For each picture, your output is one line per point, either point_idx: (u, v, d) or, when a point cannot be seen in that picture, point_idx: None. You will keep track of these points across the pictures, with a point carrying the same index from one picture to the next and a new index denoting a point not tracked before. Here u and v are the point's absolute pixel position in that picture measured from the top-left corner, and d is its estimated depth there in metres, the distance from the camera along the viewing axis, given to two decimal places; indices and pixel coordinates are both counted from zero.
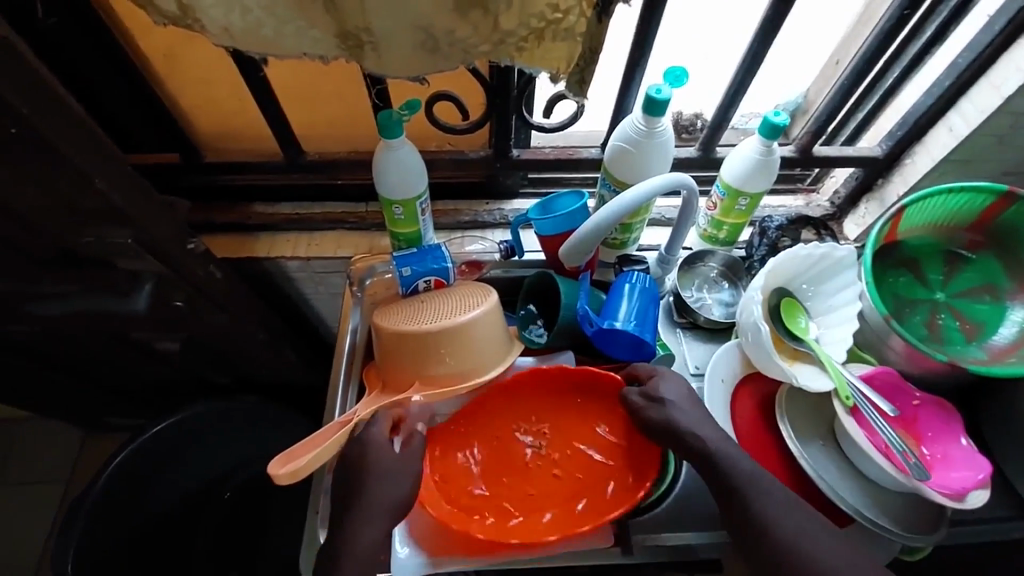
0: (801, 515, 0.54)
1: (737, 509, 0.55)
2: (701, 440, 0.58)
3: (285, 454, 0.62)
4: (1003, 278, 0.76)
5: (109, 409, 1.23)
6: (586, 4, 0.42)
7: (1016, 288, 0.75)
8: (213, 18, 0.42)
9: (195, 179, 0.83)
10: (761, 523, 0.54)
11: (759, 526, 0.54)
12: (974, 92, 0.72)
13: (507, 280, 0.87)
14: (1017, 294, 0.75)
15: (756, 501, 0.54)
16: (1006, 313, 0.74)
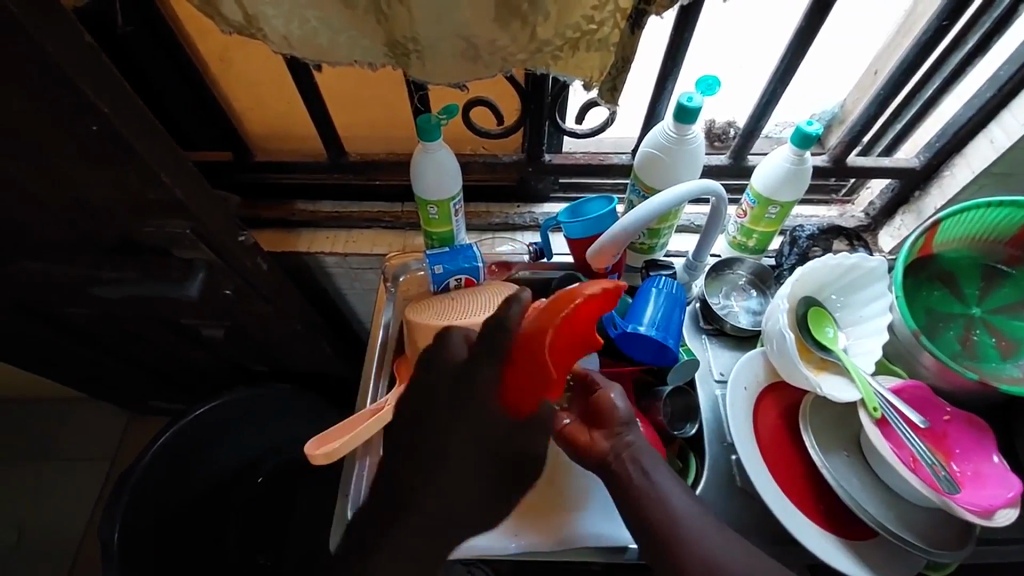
0: (711, 535, 0.59)
1: (659, 518, 0.59)
2: (629, 445, 0.63)
3: (321, 435, 0.67)
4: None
5: (156, 393, 1.30)
6: (620, 16, 0.44)
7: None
8: (275, 27, 0.45)
9: (246, 177, 0.89)
10: (673, 539, 0.58)
11: (675, 526, 0.59)
12: (1016, 104, 0.71)
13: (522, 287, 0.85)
14: None
15: (661, 510, 0.59)
16: None
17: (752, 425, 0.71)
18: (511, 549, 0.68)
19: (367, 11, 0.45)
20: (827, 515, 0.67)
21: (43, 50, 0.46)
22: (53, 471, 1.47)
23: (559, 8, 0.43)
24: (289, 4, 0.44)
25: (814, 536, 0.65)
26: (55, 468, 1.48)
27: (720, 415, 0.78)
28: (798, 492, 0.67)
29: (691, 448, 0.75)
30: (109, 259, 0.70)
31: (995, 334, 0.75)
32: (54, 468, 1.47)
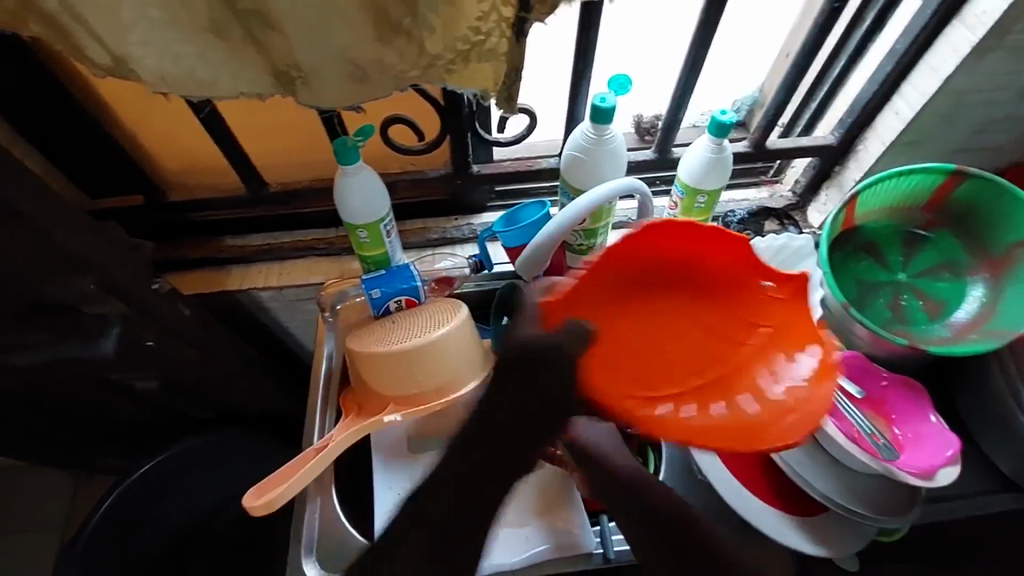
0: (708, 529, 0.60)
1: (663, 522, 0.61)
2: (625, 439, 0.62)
3: (258, 486, 0.63)
4: (961, 257, 0.78)
5: (101, 452, 1.22)
6: (506, 24, 0.43)
7: (974, 264, 0.77)
8: (146, 66, 0.42)
9: (164, 219, 0.85)
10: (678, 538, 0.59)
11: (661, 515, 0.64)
12: (914, 76, 0.74)
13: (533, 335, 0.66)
14: (978, 268, 0.77)
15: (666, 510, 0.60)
16: (966, 289, 0.76)
17: None
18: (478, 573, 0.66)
19: (243, 40, 0.43)
20: (779, 495, 0.68)
21: None
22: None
23: (443, 22, 0.42)
24: (157, 39, 0.41)
25: (767, 518, 0.66)
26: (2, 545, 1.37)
27: None
28: (748, 475, 0.68)
29: (648, 443, 0.77)
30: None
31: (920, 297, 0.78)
32: None
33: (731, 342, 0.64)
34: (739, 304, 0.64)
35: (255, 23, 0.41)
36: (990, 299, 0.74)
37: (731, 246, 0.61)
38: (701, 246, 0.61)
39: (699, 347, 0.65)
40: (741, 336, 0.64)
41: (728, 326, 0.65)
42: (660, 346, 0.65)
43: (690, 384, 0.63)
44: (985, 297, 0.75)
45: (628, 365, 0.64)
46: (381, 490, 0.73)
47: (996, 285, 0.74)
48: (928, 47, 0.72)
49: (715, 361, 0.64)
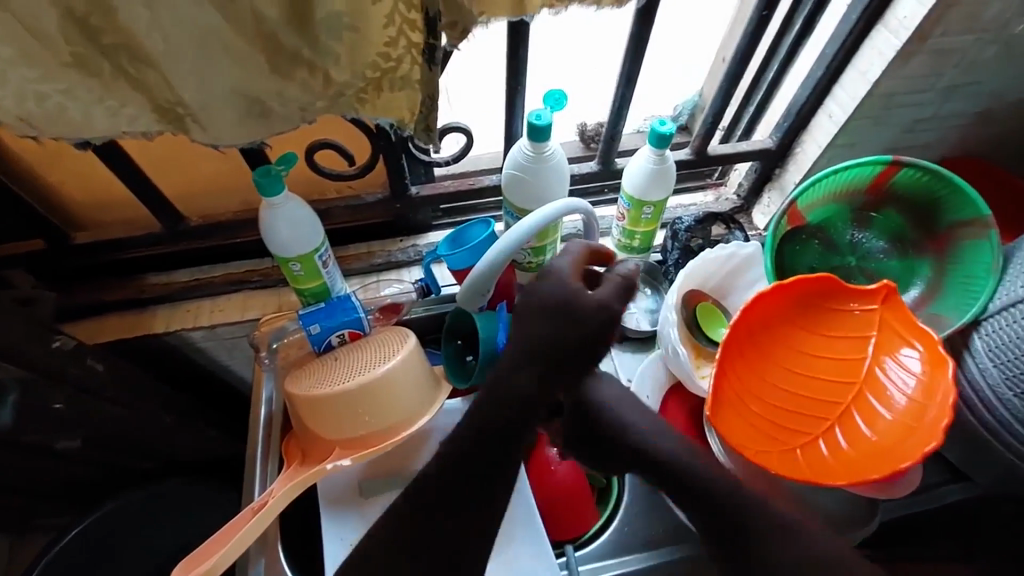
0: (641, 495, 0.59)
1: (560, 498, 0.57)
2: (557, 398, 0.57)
3: (189, 556, 0.59)
4: (907, 232, 0.78)
5: (27, 517, 1.10)
6: (417, 50, 0.39)
7: (919, 239, 0.78)
8: (5, 108, 0.36)
9: (73, 262, 0.77)
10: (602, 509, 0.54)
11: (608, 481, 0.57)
12: (844, 79, 0.75)
13: (569, 299, 0.55)
14: (923, 246, 0.77)
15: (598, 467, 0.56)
16: (912, 267, 0.78)
17: None
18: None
19: (117, 76, 0.38)
20: None
21: None
22: None
23: (348, 48, 0.38)
24: (9, 80, 0.35)
25: None
26: None
27: None
28: None
29: None
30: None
31: (870, 276, 0.80)
32: None
33: (843, 362, 0.67)
34: (838, 325, 0.68)
35: (126, 57, 0.37)
36: (932, 277, 0.76)
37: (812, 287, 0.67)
38: (769, 301, 0.66)
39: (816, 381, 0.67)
40: (849, 354, 0.67)
41: (849, 354, 0.67)
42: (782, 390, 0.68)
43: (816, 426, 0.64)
44: (929, 275, 0.76)
45: (744, 411, 0.65)
46: (332, 545, 0.67)
47: (939, 263, 0.75)
48: (855, 51, 0.72)
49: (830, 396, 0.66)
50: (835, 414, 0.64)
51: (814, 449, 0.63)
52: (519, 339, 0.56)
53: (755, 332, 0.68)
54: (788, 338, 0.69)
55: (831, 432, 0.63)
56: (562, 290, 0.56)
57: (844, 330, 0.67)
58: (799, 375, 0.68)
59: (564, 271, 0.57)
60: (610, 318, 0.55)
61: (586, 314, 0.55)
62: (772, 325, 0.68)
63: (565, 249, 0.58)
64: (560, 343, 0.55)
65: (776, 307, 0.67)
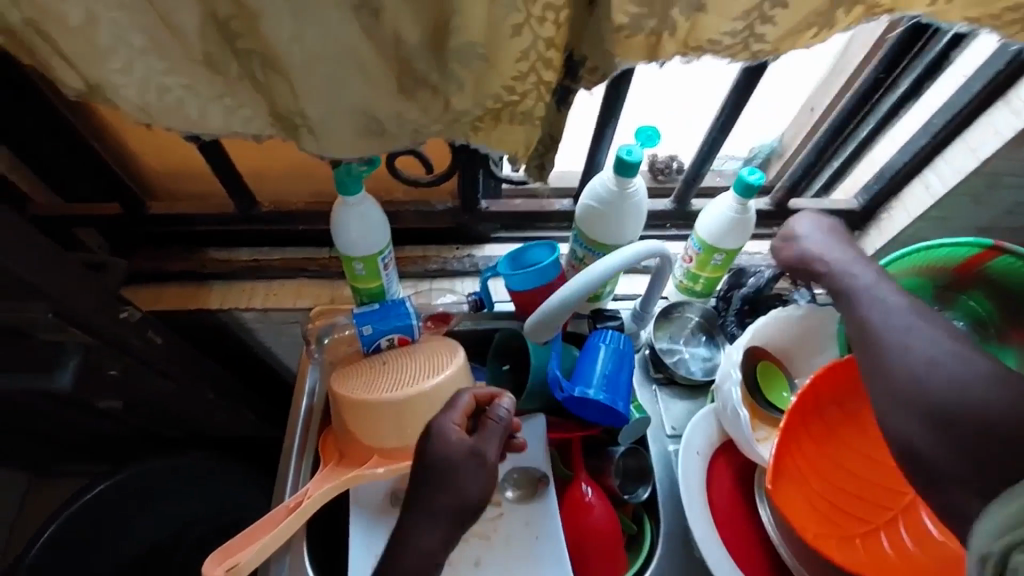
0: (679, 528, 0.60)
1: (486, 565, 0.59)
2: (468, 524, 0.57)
3: (223, 547, 0.58)
4: (991, 318, 0.74)
5: (57, 460, 1.12)
6: (545, 88, 0.38)
7: (1005, 327, 0.73)
8: (125, 97, 0.36)
9: (143, 230, 0.78)
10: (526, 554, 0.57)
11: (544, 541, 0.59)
12: (949, 152, 0.71)
13: (443, 455, 0.56)
14: (1008, 335, 0.73)
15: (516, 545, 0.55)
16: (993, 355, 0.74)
17: (706, 494, 0.67)
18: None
19: (242, 78, 0.37)
20: None
21: None
22: None
23: (475, 78, 0.37)
24: (140, 69, 0.36)
25: None
26: None
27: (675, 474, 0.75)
28: (754, 564, 0.65)
29: (646, 509, 0.74)
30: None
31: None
32: None
33: None
34: None
35: (258, 63, 0.35)
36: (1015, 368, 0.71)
37: None
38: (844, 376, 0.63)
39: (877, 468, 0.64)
40: None
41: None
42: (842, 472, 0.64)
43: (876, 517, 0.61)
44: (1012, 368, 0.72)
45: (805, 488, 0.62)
46: (359, 554, 0.67)
47: None
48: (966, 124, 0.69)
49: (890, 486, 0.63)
50: (898, 506, 0.62)
51: (873, 542, 0.60)
52: (411, 501, 0.56)
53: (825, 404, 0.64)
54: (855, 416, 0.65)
55: (891, 525, 0.61)
56: (441, 443, 0.57)
57: None
58: (864, 457, 0.65)
59: (446, 423, 0.59)
60: (480, 468, 0.56)
61: (451, 466, 0.56)
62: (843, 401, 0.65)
63: (451, 402, 0.61)
64: (433, 503, 0.55)
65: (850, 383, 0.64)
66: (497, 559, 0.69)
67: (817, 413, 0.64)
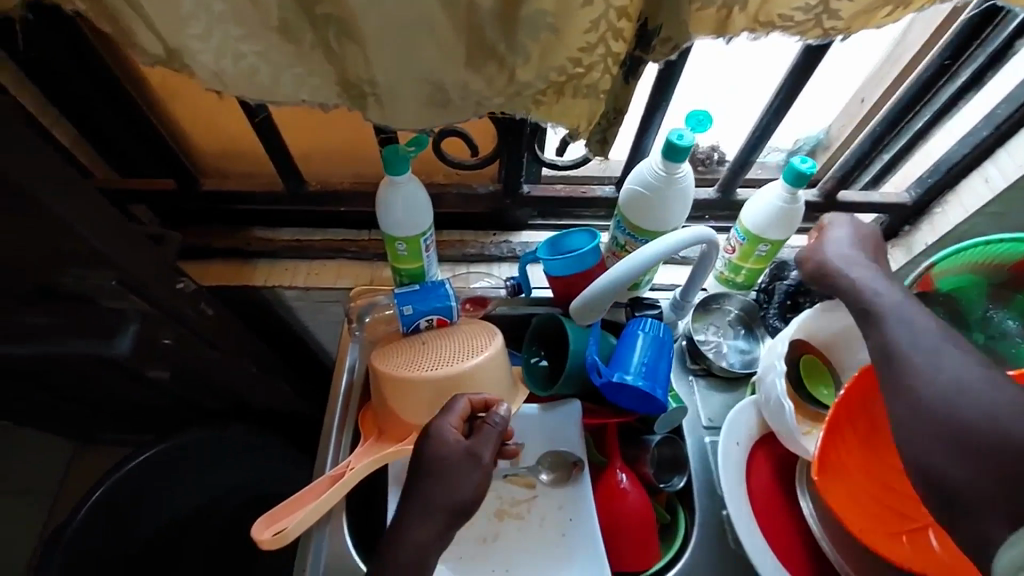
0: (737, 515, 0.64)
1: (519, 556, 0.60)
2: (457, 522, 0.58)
3: (269, 513, 0.60)
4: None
5: (104, 428, 1.17)
6: (612, 60, 0.37)
7: None
8: (202, 63, 0.37)
9: (194, 205, 0.81)
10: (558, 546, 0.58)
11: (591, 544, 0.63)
12: (1013, 144, 0.68)
13: (436, 455, 0.58)
14: None
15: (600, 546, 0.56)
16: None
17: (745, 486, 0.67)
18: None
19: (315, 47, 0.38)
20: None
21: None
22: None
23: (541, 49, 0.37)
24: (217, 35, 0.37)
25: None
26: None
27: (710, 466, 0.74)
28: (791, 555, 0.65)
29: (680, 500, 0.74)
30: (15, 315, 0.58)
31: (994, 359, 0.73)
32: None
33: None
34: None
35: (334, 30, 0.36)
36: None
37: None
38: None
39: None
40: None
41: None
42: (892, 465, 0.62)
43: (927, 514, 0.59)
44: None
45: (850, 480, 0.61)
46: None
47: None
48: None
49: None
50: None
51: (923, 538, 0.58)
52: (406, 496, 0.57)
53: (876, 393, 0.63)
54: None
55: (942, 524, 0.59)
56: (438, 443, 0.59)
57: None
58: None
59: (444, 424, 0.60)
60: (475, 469, 0.57)
61: (447, 464, 0.57)
62: None
63: (448, 406, 0.62)
64: (427, 499, 0.56)
65: None
66: (529, 535, 0.71)
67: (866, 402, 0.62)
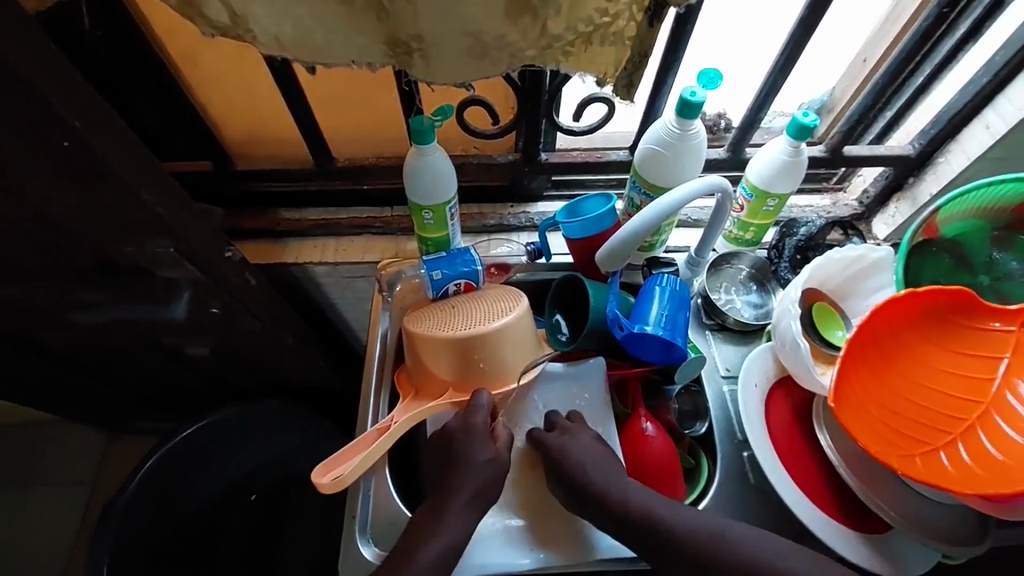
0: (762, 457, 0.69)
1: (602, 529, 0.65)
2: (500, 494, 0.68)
3: (326, 462, 0.65)
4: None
5: (139, 414, 1.21)
6: (635, 8, 0.43)
7: None
8: (265, 28, 0.42)
9: (228, 187, 0.85)
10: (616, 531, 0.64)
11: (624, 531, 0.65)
12: (1011, 89, 0.71)
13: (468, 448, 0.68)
14: None
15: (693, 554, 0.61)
16: None
17: (765, 423, 0.72)
18: (493, 532, 0.73)
19: (367, 9, 0.43)
20: (841, 508, 0.69)
21: (14, 67, 0.43)
22: (37, 500, 1.37)
23: (570, 2, 0.42)
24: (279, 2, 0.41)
25: (832, 534, 0.66)
26: (29, 498, 1.37)
27: (729, 412, 0.78)
28: (812, 485, 0.70)
29: (702, 446, 0.78)
30: (80, 287, 0.63)
31: (1001, 298, 0.76)
32: (36, 494, 1.37)
33: (976, 380, 0.64)
34: (975, 339, 0.66)
35: None
36: None
37: (954, 295, 0.64)
38: (901, 305, 0.65)
39: (943, 393, 0.65)
40: (984, 370, 0.64)
41: (978, 373, 0.64)
42: (902, 396, 0.66)
43: (937, 439, 0.63)
44: None
45: (858, 411, 0.65)
46: None
47: None
48: None
49: (956, 412, 0.64)
50: (959, 428, 0.63)
51: (934, 460, 0.62)
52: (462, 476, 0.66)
53: (883, 332, 0.66)
54: (917, 342, 0.67)
55: (952, 446, 0.62)
56: (467, 436, 0.68)
57: (977, 344, 0.65)
58: (920, 386, 0.66)
59: (464, 427, 0.69)
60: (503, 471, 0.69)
61: (479, 467, 0.67)
62: (902, 329, 0.67)
63: (475, 401, 0.70)
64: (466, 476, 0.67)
65: (909, 311, 0.66)
66: None
67: (873, 339, 0.66)
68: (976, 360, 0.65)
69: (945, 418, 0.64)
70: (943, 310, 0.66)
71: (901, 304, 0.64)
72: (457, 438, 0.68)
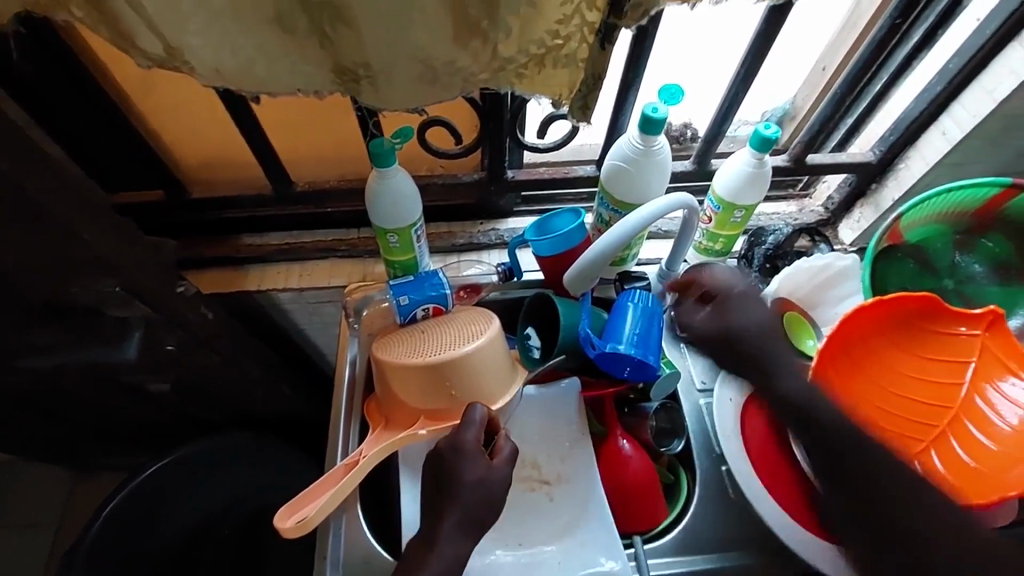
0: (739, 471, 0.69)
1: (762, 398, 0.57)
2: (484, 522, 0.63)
3: (290, 503, 0.63)
4: (1012, 258, 0.75)
5: (100, 453, 1.15)
6: (587, 29, 0.42)
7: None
8: (201, 59, 0.39)
9: (183, 215, 0.81)
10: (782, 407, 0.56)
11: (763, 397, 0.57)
12: (965, 96, 0.73)
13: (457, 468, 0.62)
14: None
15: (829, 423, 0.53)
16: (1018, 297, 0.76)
17: (740, 437, 0.72)
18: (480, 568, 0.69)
19: (309, 33, 0.41)
20: (822, 524, 0.68)
21: None
22: None
23: (520, 25, 0.40)
24: (214, 32, 0.39)
25: (813, 550, 0.66)
26: None
27: (706, 425, 0.77)
28: (791, 500, 0.69)
29: (680, 462, 0.77)
30: (21, 331, 0.59)
31: (965, 300, 0.78)
32: None
33: (944, 385, 0.65)
34: (941, 345, 0.66)
35: (328, 16, 0.39)
36: None
37: (920, 301, 0.65)
38: (870, 313, 0.65)
39: (913, 400, 0.66)
40: (951, 376, 0.65)
41: (944, 379, 0.65)
42: (875, 406, 0.66)
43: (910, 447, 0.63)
44: None
45: None
46: (410, 507, 0.71)
47: None
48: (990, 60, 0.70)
49: (927, 418, 0.64)
50: (930, 435, 0.63)
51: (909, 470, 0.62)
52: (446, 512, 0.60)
53: (853, 341, 0.66)
54: (886, 350, 0.67)
55: (926, 454, 0.62)
56: (460, 456, 0.63)
57: (943, 349, 0.66)
58: (890, 394, 0.66)
59: (456, 447, 0.63)
60: (494, 491, 0.63)
61: (467, 488, 0.61)
62: (873, 337, 0.67)
63: (469, 416, 0.65)
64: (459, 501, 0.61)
65: (878, 318, 0.66)
66: (556, 515, 0.73)
67: (844, 347, 0.66)
68: (943, 366, 0.66)
69: (918, 426, 0.64)
70: (910, 317, 0.66)
71: (869, 312, 0.65)
72: (448, 460, 0.63)
